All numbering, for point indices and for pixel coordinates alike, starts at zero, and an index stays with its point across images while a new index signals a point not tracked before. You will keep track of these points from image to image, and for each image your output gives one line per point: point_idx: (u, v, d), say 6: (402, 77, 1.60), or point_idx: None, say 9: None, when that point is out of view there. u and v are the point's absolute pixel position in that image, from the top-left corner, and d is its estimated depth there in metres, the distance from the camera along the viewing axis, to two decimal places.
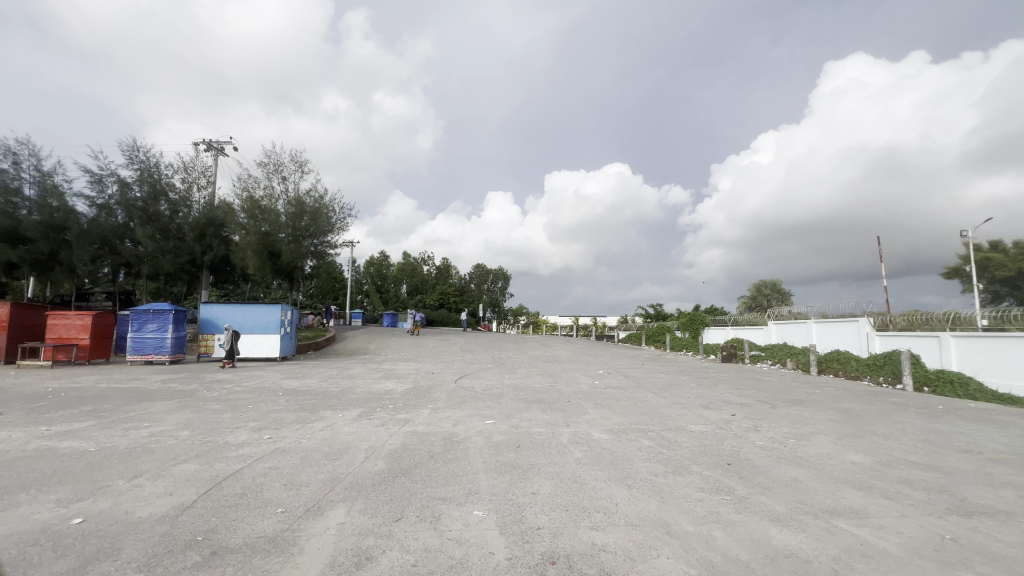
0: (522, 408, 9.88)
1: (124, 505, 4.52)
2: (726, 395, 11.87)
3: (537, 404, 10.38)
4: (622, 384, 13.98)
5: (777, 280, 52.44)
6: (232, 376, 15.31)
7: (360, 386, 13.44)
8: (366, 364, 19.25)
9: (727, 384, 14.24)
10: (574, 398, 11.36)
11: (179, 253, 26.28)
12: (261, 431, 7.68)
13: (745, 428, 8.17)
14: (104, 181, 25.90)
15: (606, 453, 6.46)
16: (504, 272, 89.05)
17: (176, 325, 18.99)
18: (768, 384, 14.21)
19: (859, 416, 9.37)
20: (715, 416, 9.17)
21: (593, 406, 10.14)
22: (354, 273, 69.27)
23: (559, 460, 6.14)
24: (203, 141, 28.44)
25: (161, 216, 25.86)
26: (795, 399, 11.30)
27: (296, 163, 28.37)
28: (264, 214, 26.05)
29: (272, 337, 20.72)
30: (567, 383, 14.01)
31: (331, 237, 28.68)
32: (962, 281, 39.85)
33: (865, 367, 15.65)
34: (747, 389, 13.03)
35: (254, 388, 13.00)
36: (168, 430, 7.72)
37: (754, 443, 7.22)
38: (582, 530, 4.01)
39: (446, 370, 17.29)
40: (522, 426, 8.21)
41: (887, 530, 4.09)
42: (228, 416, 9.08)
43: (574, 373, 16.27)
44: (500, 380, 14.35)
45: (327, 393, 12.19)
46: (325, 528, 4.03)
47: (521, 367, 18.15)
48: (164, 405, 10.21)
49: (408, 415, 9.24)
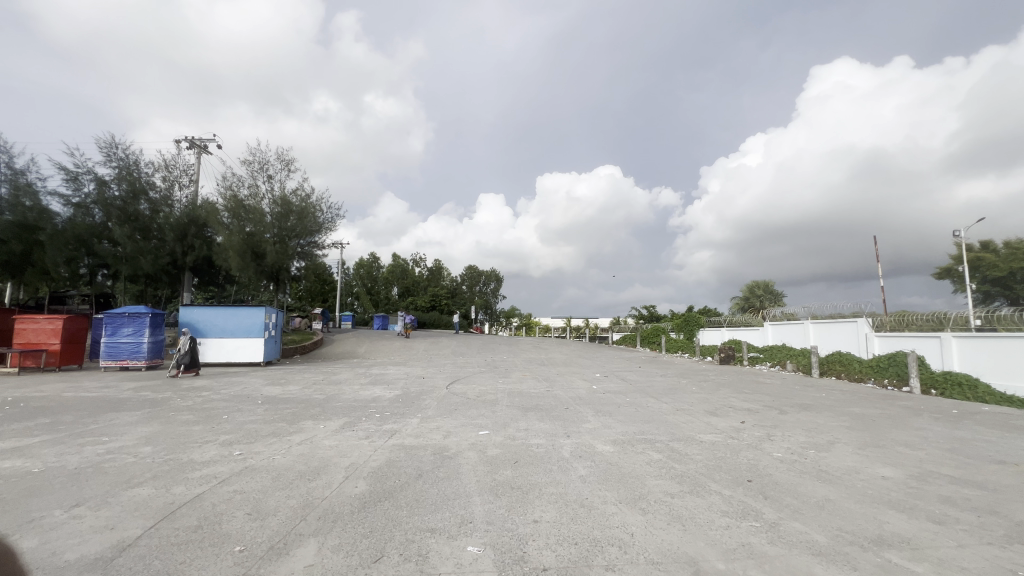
0: (517, 417, 9.25)
1: (53, 545, 3.83)
2: (731, 400, 11.35)
3: (533, 411, 9.77)
4: (621, 389, 13.37)
5: (769, 280, 52.42)
6: (210, 382, 14.47)
7: (346, 393, 12.71)
8: (354, 369, 18.49)
9: (730, 387, 13.74)
10: (572, 404, 10.74)
11: (160, 255, 25.40)
12: (231, 447, 6.96)
13: (757, 437, 7.62)
14: (80, 179, 24.89)
15: (613, 469, 5.85)
16: (496, 273, 88.28)
17: (153, 329, 18.12)
18: (772, 388, 13.70)
19: (875, 422, 8.87)
20: (724, 424, 8.61)
21: (593, 414, 9.55)
22: (343, 275, 68.11)
23: (561, 478, 5.51)
24: (185, 137, 27.49)
25: (141, 215, 24.90)
26: (804, 404, 10.77)
27: (282, 161, 27.45)
28: (248, 214, 25.16)
29: (255, 341, 19.89)
30: (564, 388, 13.41)
31: (318, 237, 27.84)
32: (954, 281, 39.93)
33: (869, 369, 15.23)
34: (750, 393, 12.51)
35: (232, 396, 12.22)
36: (126, 447, 6.97)
37: (771, 454, 6.69)
38: (596, 573, 3.39)
39: (437, 375, 16.58)
40: (519, 437, 7.58)
41: (949, 565, 3.52)
42: (198, 428, 8.34)
43: (571, 377, 15.68)
44: (494, 386, 13.71)
45: (310, 401, 11.49)
46: (288, 573, 3.37)
47: (515, 371, 17.51)
48: (130, 417, 9.41)
49: (395, 425, 8.57)
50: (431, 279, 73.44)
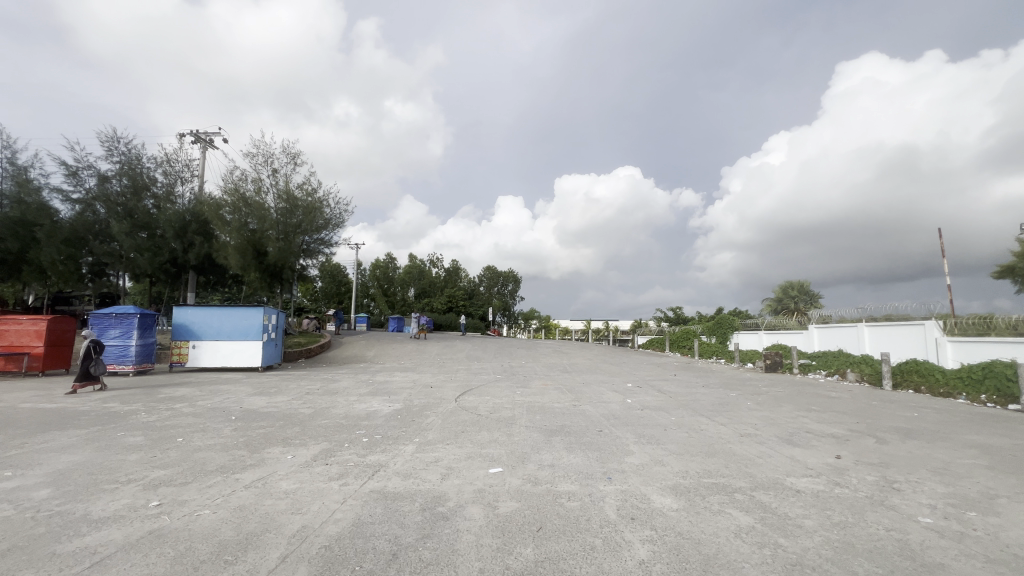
0: (539, 445, 7.27)
1: None
2: (802, 422, 9.16)
3: (559, 437, 7.77)
4: (662, 404, 11.22)
5: (804, 280, 49.10)
6: (193, 392, 12.88)
7: (339, 406, 10.93)
8: (356, 376, 16.76)
9: (794, 403, 11.45)
10: (606, 426, 8.72)
11: (159, 253, 24.22)
12: (153, 491, 5.14)
13: (875, 487, 5.45)
14: (80, 174, 23.78)
15: (690, 552, 3.80)
16: (513, 274, 86.12)
17: (142, 331, 16.74)
18: (845, 404, 11.36)
19: (1021, 459, 6.62)
20: (814, 461, 6.48)
21: (636, 442, 7.49)
22: (359, 276, 66.93)
23: (611, 570, 3.51)
24: (190, 132, 26.48)
25: (141, 211, 23.79)
26: (901, 429, 8.56)
27: (287, 154, 26.03)
28: (251, 209, 23.81)
29: (252, 343, 18.36)
30: (593, 402, 11.38)
31: (325, 234, 26.28)
32: (1017, 280, 36.21)
33: (956, 382, 12.84)
34: (823, 412, 10.22)
35: (207, 409, 10.54)
36: (19, 489, 5.21)
37: (914, 517, 4.56)
38: None
39: (447, 384, 14.66)
40: (543, 479, 5.61)
41: None
42: (134, 457, 6.57)
43: (599, 388, 13.65)
44: (510, 398, 11.79)
45: (293, 416, 9.72)
46: None
47: (535, 379, 15.52)
48: (68, 438, 7.72)
49: (383, 455, 6.70)
50: (447, 280, 71.83)
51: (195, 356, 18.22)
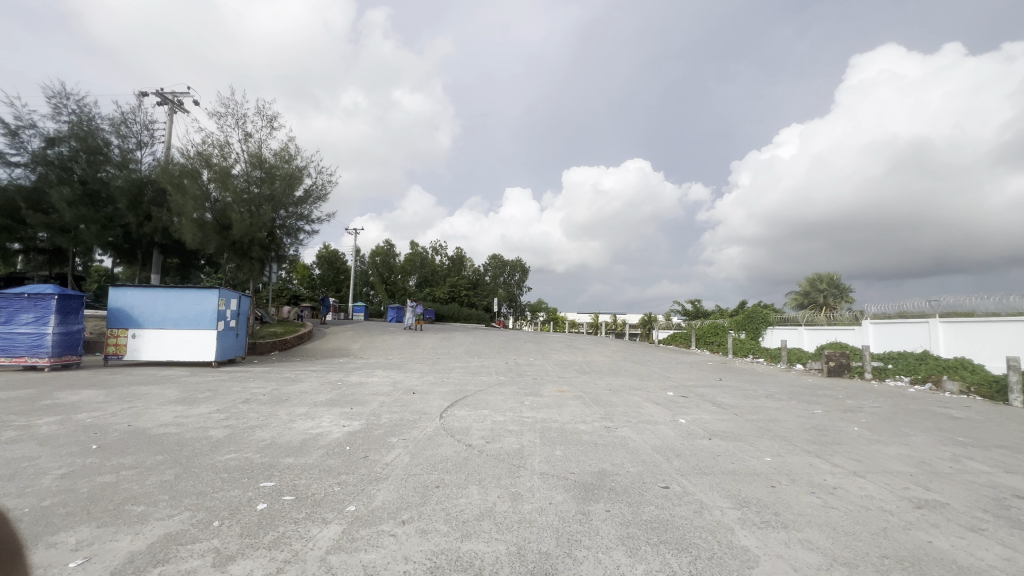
0: (570, 530, 3.90)
1: None
2: (984, 472, 5.73)
3: (605, 509, 4.37)
4: (735, 429, 7.77)
5: (834, 274, 45.03)
6: (94, 397, 9.66)
7: (273, 425, 7.62)
8: (325, 375, 13.48)
9: (922, 430, 8.01)
10: (675, 478, 5.32)
11: (111, 226, 21.02)
12: None
13: None
14: (20, 135, 20.54)
15: None
16: (522, 264, 82.65)
17: (62, 317, 13.56)
18: (998, 434, 7.87)
19: None
20: None
21: (748, 528, 4.06)
22: (358, 264, 63.69)
23: None
24: (155, 92, 23.28)
25: (94, 178, 20.67)
26: None
27: (264, 116, 22.52)
28: (215, 176, 20.38)
29: (205, 333, 15.18)
30: (633, 424, 8.02)
31: (305, 209, 22.68)
32: None
33: None
34: (988, 451, 6.76)
35: (78, 427, 7.26)
36: None
37: None
38: None
39: (434, 390, 11.23)
40: None
41: None
42: None
43: (635, 400, 10.25)
44: (516, 415, 8.46)
45: (188, 445, 6.41)
46: None
47: (548, 384, 12.18)
48: None
49: (259, 564, 3.33)
50: (451, 269, 68.59)
51: (135, 347, 15.04)
